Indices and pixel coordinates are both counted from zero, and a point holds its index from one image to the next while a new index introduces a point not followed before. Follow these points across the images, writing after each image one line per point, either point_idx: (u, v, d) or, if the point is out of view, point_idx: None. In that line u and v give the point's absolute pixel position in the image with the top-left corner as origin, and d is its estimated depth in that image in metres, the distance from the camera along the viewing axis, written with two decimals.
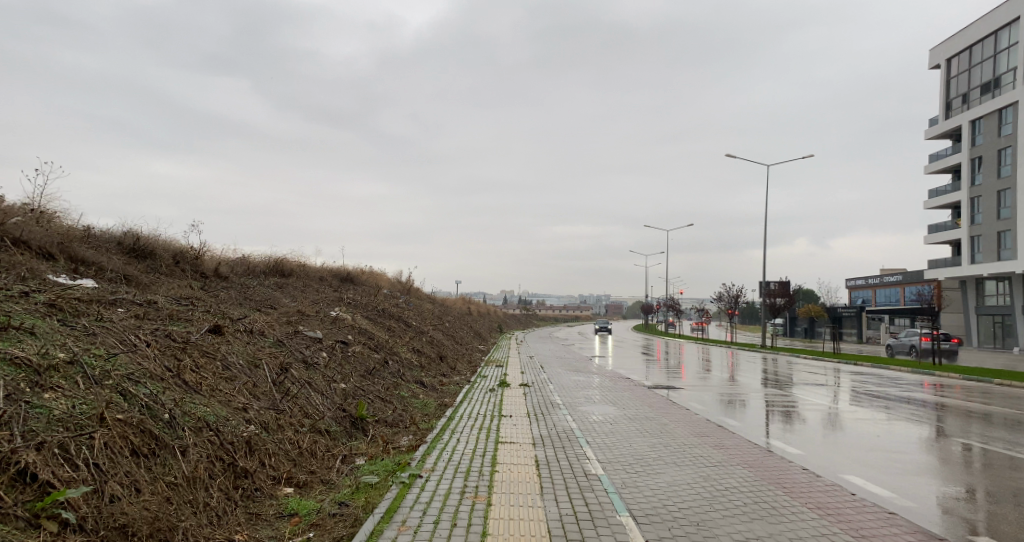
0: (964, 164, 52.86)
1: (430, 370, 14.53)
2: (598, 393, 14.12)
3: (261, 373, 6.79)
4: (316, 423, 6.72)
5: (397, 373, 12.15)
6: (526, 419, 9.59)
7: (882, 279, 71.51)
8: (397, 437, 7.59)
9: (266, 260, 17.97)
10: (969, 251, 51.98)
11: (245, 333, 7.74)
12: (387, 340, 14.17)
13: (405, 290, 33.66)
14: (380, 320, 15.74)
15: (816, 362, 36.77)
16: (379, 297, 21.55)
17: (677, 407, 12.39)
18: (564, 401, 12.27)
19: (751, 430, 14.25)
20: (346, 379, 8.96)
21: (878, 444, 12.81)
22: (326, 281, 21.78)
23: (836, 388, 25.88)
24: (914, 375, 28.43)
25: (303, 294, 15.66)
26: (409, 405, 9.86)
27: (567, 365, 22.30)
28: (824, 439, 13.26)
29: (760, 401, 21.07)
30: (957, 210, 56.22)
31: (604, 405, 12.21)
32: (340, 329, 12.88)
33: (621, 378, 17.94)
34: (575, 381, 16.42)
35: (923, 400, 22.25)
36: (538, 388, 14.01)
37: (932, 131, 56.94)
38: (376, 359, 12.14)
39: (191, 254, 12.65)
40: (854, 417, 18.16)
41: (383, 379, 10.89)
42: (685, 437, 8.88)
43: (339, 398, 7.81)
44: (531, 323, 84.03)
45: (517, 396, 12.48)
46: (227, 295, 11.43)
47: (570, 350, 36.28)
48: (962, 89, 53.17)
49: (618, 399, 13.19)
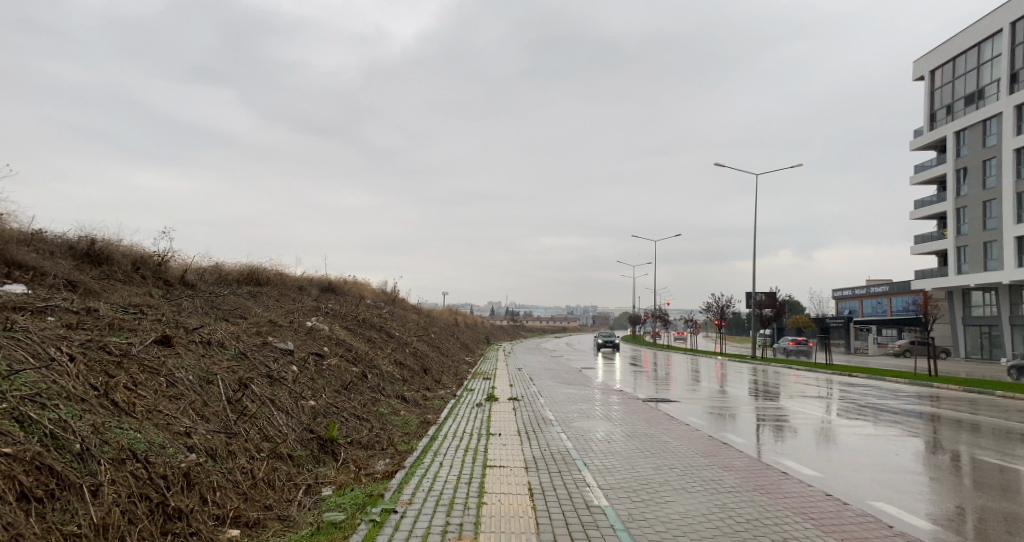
0: (949, 175, 53.13)
1: (413, 383, 13.68)
2: (593, 407, 13.32)
3: (213, 390, 5.92)
4: (278, 447, 5.86)
5: (377, 388, 11.31)
6: (517, 438, 8.76)
7: (869, 289, 71.63)
8: (371, 462, 6.74)
9: (240, 268, 17.09)
10: (955, 261, 52.12)
11: (200, 345, 6.89)
12: (367, 352, 13.31)
13: (389, 301, 32.73)
14: (360, 331, 14.87)
15: (808, 373, 36.31)
16: (361, 307, 20.66)
17: (676, 423, 11.66)
18: (557, 416, 11.47)
19: (747, 445, 13.59)
20: (317, 396, 8.11)
21: (881, 458, 12.21)
22: (305, 290, 20.89)
23: (830, 399, 25.34)
24: (909, 386, 27.94)
25: (277, 304, 14.79)
26: (388, 423, 9.02)
27: (557, 378, 21.57)
28: (822, 454, 12.65)
29: (753, 414, 20.41)
30: (942, 220, 56.46)
31: (599, 421, 11.43)
32: (316, 341, 12.04)
33: (612, 391, 17.21)
34: (567, 395, 15.65)
35: (918, 411, 21.77)
36: (528, 403, 13.18)
37: (917, 141, 57.30)
38: (354, 373, 11.29)
39: (153, 260, 11.79)
40: (851, 430, 17.55)
41: (360, 395, 10.04)
42: (691, 457, 8.12)
43: (306, 418, 6.96)
44: (519, 335, 83.66)
45: (507, 412, 11.65)
46: (190, 306, 10.58)
47: (559, 362, 35.52)
48: (946, 100, 53.55)
49: (612, 414, 12.42)
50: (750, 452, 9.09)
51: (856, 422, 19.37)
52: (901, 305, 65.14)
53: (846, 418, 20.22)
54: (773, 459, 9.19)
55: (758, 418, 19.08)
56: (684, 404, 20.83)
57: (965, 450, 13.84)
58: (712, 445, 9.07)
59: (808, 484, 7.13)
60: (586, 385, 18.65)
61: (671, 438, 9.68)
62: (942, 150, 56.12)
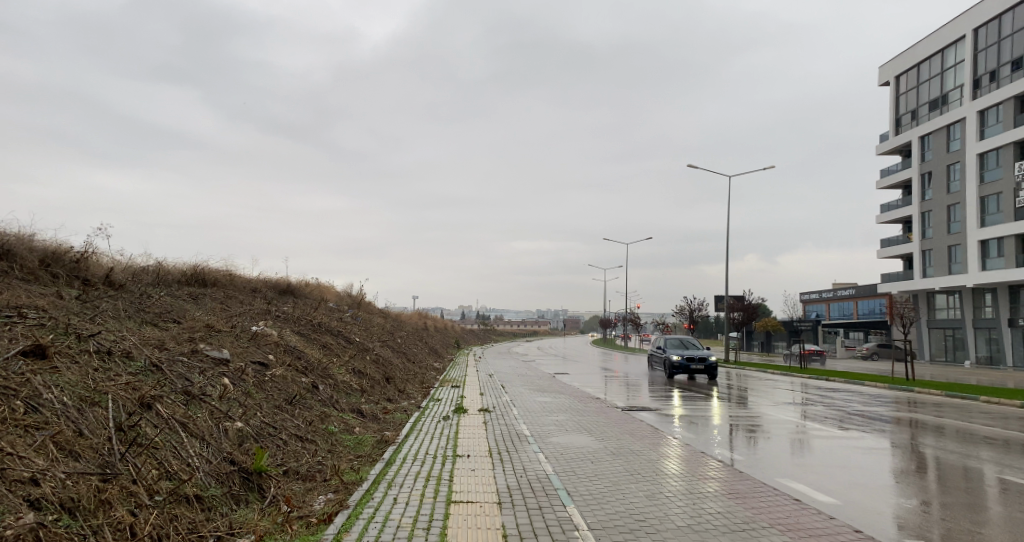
0: (913, 179, 53.89)
1: (373, 394, 12.37)
2: (569, 419, 12.26)
3: (96, 413, 4.59)
4: (183, 487, 4.56)
5: (328, 401, 10.02)
6: (488, 460, 7.59)
7: (837, 292, 72.34)
8: (308, 500, 5.47)
9: (182, 268, 15.53)
10: (920, 265, 52.84)
11: (92, 355, 5.53)
12: (321, 360, 11.98)
13: (354, 304, 31.16)
14: (315, 337, 13.50)
15: (782, 377, 35.93)
16: (321, 311, 19.21)
17: (664, 437, 10.64)
18: (532, 431, 10.32)
19: (720, 451, 12.81)
20: (250, 417, 6.80)
21: (861, 465, 11.50)
22: (260, 293, 19.35)
23: (804, 404, 24.85)
24: (885, 390, 27.53)
25: (222, 307, 13.32)
26: (339, 447, 7.74)
27: (529, 384, 20.60)
28: (804, 461, 11.92)
29: (724, 419, 19.74)
30: (908, 224, 57.27)
31: (578, 435, 10.34)
32: (261, 349, 10.66)
33: (590, 400, 16.17)
34: (541, 404, 14.59)
35: (893, 415, 21.34)
36: (500, 415, 12.02)
37: (883, 146, 58.08)
38: (301, 385, 9.97)
39: (71, 256, 10.29)
40: (824, 435, 16.93)
41: (307, 411, 8.75)
42: (690, 482, 7.07)
43: (230, 446, 5.65)
44: (490, 339, 82.32)
45: (476, 426, 10.44)
46: (108, 309, 9.12)
47: (531, 367, 34.37)
48: (911, 105, 54.36)
49: (591, 426, 11.40)
50: (748, 472, 8.17)
51: (834, 426, 18.78)
52: (867, 308, 65.88)
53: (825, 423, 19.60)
54: (776, 478, 8.23)
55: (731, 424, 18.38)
56: (661, 411, 19.94)
57: (943, 452, 13.33)
58: (712, 467, 8.03)
59: (826, 514, 6.18)
60: (561, 393, 17.59)
61: (661, 456, 8.65)
62: (906, 155, 56.97)
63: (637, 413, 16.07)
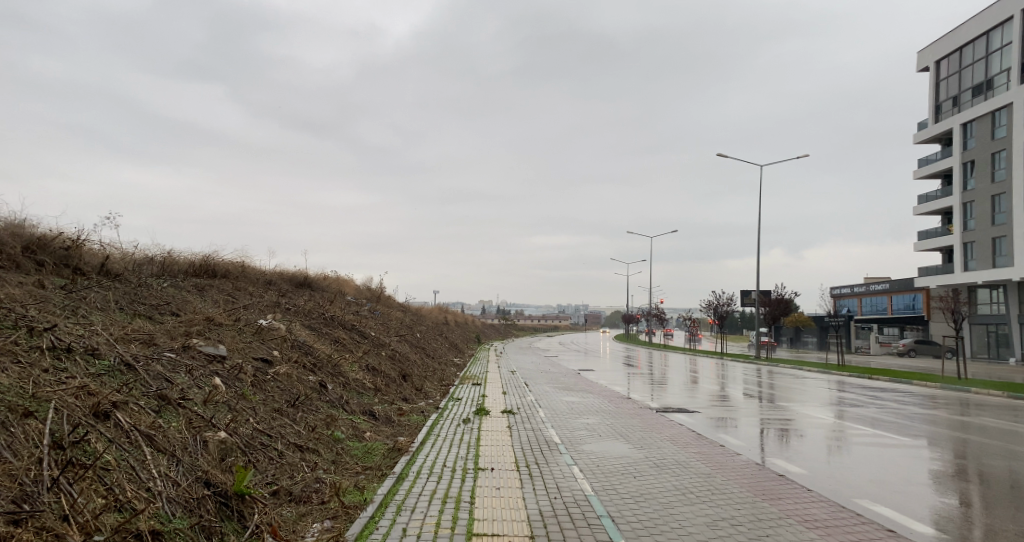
0: (954, 169, 51.49)
1: (388, 394, 11.43)
2: (601, 423, 11.21)
3: (26, 427, 3.67)
4: (135, 522, 3.60)
5: (337, 402, 9.08)
6: (516, 475, 6.56)
7: (869, 286, 69.89)
8: (298, 531, 4.47)
9: (191, 259, 14.75)
10: (961, 258, 50.51)
11: (41, 355, 4.62)
12: (332, 357, 11.07)
13: (373, 298, 30.36)
14: (326, 331, 12.59)
15: (817, 375, 34.31)
16: (337, 305, 18.34)
17: (711, 445, 9.49)
18: (562, 438, 9.26)
19: (746, 448, 11.89)
20: (239, 425, 5.85)
21: (898, 464, 10.43)
22: (274, 286, 18.54)
23: (837, 402, 23.52)
24: (929, 390, 25.95)
25: (229, 299, 12.47)
26: (346, 460, 6.76)
27: (554, 381, 19.52)
28: (843, 462, 10.89)
29: (754, 418, 18.55)
30: (947, 216, 54.84)
31: (613, 442, 9.26)
32: (264, 344, 9.78)
33: (620, 400, 15.07)
34: (568, 404, 13.59)
35: (937, 415, 19.94)
36: (526, 417, 11.02)
37: (921, 134, 55.70)
38: (308, 385, 9.05)
39: (60, 242, 9.47)
40: (860, 434, 15.77)
41: (313, 415, 7.81)
42: (757, 508, 5.98)
43: (208, 463, 4.68)
44: (511, 334, 81.30)
45: (501, 430, 9.40)
46: (94, 301, 8.27)
47: (554, 363, 33.24)
48: (952, 90, 51.90)
49: (624, 431, 10.37)
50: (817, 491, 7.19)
51: (882, 427, 17.43)
52: (903, 304, 63.31)
53: (871, 423, 18.26)
54: (839, 493, 7.25)
55: (761, 423, 17.31)
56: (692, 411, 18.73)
57: (991, 454, 12.14)
58: (778, 487, 6.86)
59: None
60: (588, 392, 16.53)
61: (714, 471, 7.57)
62: (946, 143, 54.47)
63: (669, 412, 14.99)
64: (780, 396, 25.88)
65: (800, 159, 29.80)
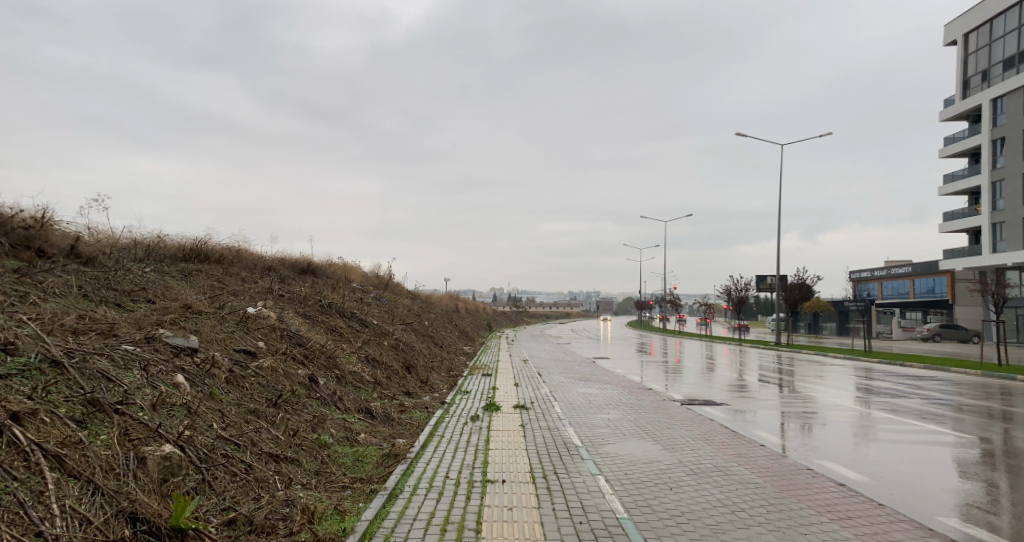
0: (983, 146, 49.43)
1: (389, 388, 10.46)
2: (621, 419, 10.15)
3: None
4: None
5: (329, 399, 8.10)
6: (531, 490, 5.52)
7: (890, 270, 67.94)
8: None
9: (180, 243, 13.79)
10: (989, 239, 48.63)
11: None
12: (326, 347, 10.10)
13: (380, 285, 29.38)
14: (322, 319, 11.61)
15: (839, 362, 32.97)
16: (339, 292, 17.34)
17: (752, 445, 8.40)
18: (581, 438, 8.22)
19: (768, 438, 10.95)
20: (196, 434, 4.85)
21: (934, 457, 9.50)
22: (273, 272, 17.57)
23: (863, 390, 22.36)
24: (962, 378, 24.64)
25: (217, 286, 11.50)
26: (332, 471, 5.76)
27: (568, 371, 18.48)
28: (873, 453, 9.97)
29: (775, 407, 17.50)
30: (974, 196, 52.84)
31: (638, 443, 8.20)
32: (250, 334, 8.81)
33: (642, 392, 14.01)
34: (583, 397, 12.54)
35: (973, 403, 18.76)
36: (540, 413, 10.00)
37: (946, 112, 53.66)
38: (296, 380, 8.07)
39: (19, 223, 8.48)
40: (891, 424, 14.71)
41: (298, 416, 6.84)
42: (827, 533, 4.89)
43: (140, 488, 3.68)
44: (522, 321, 80.29)
45: (512, 430, 8.37)
46: (52, 286, 7.30)
47: (567, 351, 32.16)
48: (981, 65, 49.72)
49: (648, 429, 9.30)
50: (880, 499, 6.14)
51: (920, 416, 16.28)
52: (925, 288, 61.55)
53: (907, 412, 17.10)
54: (905, 499, 6.18)
55: (784, 412, 16.25)
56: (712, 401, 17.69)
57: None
58: (846, 503, 5.73)
59: None
60: (606, 383, 15.52)
61: (763, 479, 6.48)
62: (974, 120, 52.33)
63: (689, 403, 14.01)
64: (802, 383, 24.68)
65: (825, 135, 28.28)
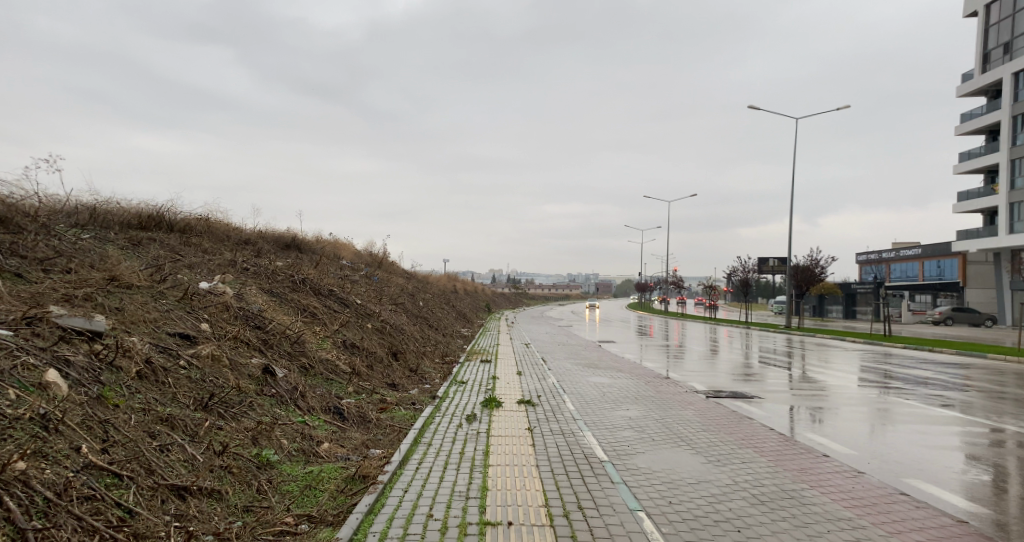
0: (1003, 123, 47.39)
1: (369, 378, 8.80)
2: (645, 419, 8.51)
3: None
4: None
5: (286, 397, 6.45)
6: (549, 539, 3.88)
7: (898, 252, 66.39)
8: None
9: (137, 212, 12.07)
10: (1006, 220, 46.83)
11: None
12: (293, 330, 8.44)
13: (373, 264, 27.61)
14: (293, 298, 9.91)
15: (853, 346, 31.42)
16: (321, 268, 15.62)
17: (813, 456, 6.71)
18: (606, 449, 6.59)
19: (794, 423, 9.60)
20: (42, 465, 3.18)
21: (992, 451, 8.13)
22: (250, 246, 15.91)
23: (882, 374, 20.92)
24: (989, 364, 23.15)
25: (171, 256, 9.81)
26: (269, 506, 4.12)
27: (571, 356, 17.01)
28: (921, 443, 8.60)
29: (790, 392, 16.13)
30: (990, 175, 50.98)
31: (674, 455, 6.57)
32: (193, 314, 7.11)
33: (660, 382, 12.38)
34: (595, 388, 10.96)
35: (1006, 390, 17.31)
36: (549, 410, 8.36)
37: (964, 87, 51.60)
38: (245, 373, 6.40)
39: None
40: (917, 410, 13.39)
41: (236, 423, 5.16)
42: None
43: None
44: (521, 303, 78.94)
45: (516, 435, 6.73)
46: None
47: (570, 334, 30.68)
48: (1003, 37, 47.53)
49: (681, 433, 7.69)
50: (1003, 533, 4.64)
51: (956, 403, 14.76)
52: (934, 270, 60.03)
53: (934, 397, 15.71)
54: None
55: (800, 398, 14.89)
56: (723, 388, 16.27)
57: None
58: None
59: None
60: (618, 371, 13.90)
61: (859, 514, 4.83)
62: (993, 96, 50.27)
63: (703, 390, 12.56)
64: (817, 368, 23.20)
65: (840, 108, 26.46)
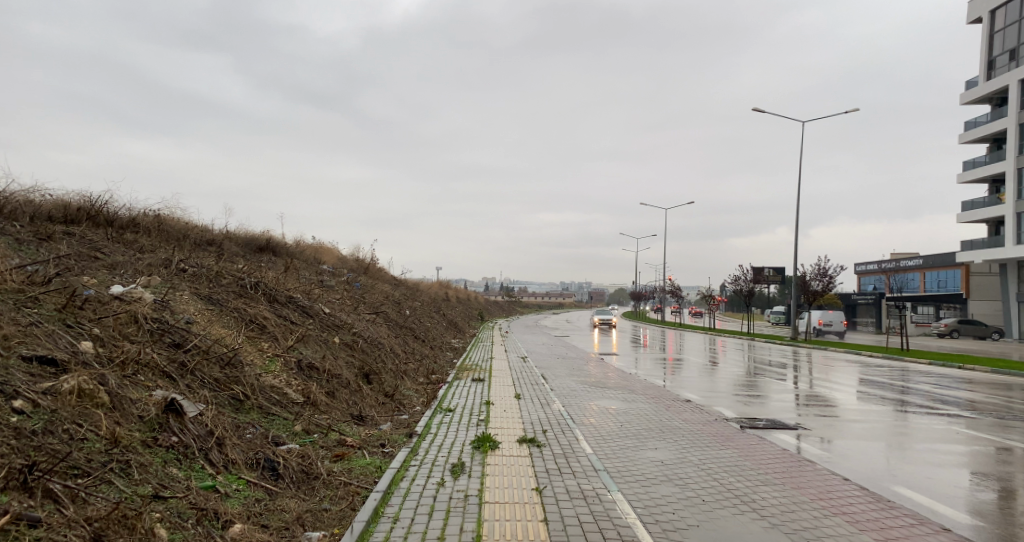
0: (1009, 131, 46.11)
1: (328, 412, 6.80)
2: (684, 466, 6.56)
3: None
4: None
5: (192, 449, 4.50)
6: None
7: (899, 263, 64.98)
8: None
9: (61, 206, 10.02)
10: (1014, 230, 45.40)
11: None
12: (228, 348, 6.46)
13: (357, 270, 25.47)
14: (238, 307, 7.93)
15: (866, 359, 29.60)
16: (291, 272, 13.67)
17: (932, 533, 4.77)
18: (645, 522, 4.64)
19: (848, 455, 7.72)
20: None
21: None
22: (211, 247, 13.93)
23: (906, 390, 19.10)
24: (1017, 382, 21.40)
25: (88, 254, 7.83)
26: None
27: (573, 373, 15.11)
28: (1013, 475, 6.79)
29: (814, 411, 14.34)
30: (996, 183, 49.69)
31: (740, 532, 4.63)
32: (75, 328, 5.14)
33: (682, 408, 10.47)
34: (609, 417, 9.01)
35: None
36: (560, 454, 6.39)
37: (969, 94, 50.42)
38: (133, 415, 4.45)
39: None
40: (968, 429, 11.60)
41: (75, 510, 3.20)
42: None
43: None
44: (514, 311, 76.80)
45: (517, 501, 4.76)
46: None
47: (567, 345, 28.85)
48: (1010, 43, 46.34)
49: (736, 491, 5.75)
50: None
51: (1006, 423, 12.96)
52: (936, 281, 58.65)
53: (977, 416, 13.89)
54: None
55: (829, 418, 13.04)
56: (741, 409, 14.38)
57: None
58: None
59: None
60: (631, 392, 12.01)
61: None
62: (999, 104, 49.09)
63: (730, 415, 10.67)
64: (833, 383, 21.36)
65: (849, 113, 24.97)
